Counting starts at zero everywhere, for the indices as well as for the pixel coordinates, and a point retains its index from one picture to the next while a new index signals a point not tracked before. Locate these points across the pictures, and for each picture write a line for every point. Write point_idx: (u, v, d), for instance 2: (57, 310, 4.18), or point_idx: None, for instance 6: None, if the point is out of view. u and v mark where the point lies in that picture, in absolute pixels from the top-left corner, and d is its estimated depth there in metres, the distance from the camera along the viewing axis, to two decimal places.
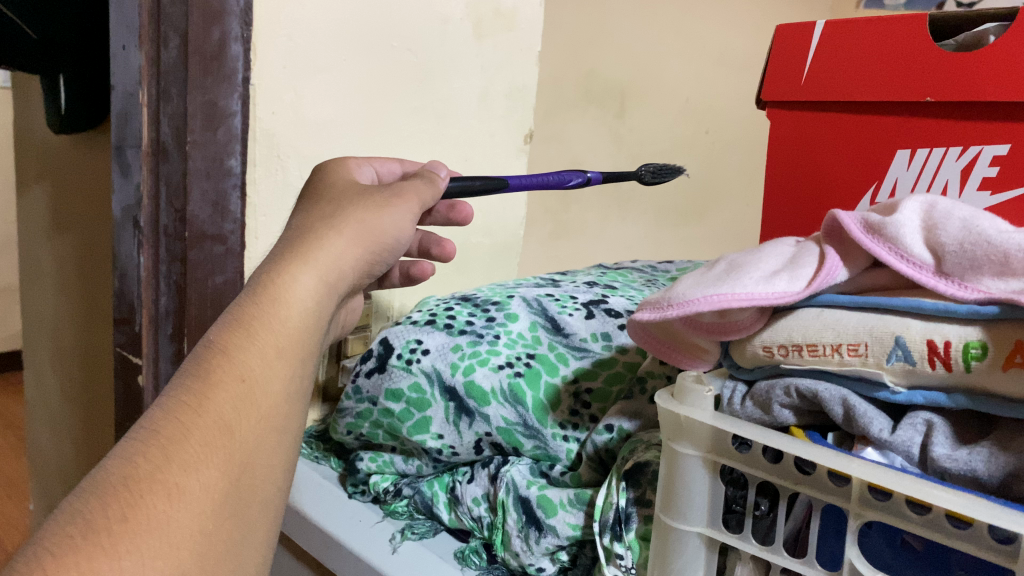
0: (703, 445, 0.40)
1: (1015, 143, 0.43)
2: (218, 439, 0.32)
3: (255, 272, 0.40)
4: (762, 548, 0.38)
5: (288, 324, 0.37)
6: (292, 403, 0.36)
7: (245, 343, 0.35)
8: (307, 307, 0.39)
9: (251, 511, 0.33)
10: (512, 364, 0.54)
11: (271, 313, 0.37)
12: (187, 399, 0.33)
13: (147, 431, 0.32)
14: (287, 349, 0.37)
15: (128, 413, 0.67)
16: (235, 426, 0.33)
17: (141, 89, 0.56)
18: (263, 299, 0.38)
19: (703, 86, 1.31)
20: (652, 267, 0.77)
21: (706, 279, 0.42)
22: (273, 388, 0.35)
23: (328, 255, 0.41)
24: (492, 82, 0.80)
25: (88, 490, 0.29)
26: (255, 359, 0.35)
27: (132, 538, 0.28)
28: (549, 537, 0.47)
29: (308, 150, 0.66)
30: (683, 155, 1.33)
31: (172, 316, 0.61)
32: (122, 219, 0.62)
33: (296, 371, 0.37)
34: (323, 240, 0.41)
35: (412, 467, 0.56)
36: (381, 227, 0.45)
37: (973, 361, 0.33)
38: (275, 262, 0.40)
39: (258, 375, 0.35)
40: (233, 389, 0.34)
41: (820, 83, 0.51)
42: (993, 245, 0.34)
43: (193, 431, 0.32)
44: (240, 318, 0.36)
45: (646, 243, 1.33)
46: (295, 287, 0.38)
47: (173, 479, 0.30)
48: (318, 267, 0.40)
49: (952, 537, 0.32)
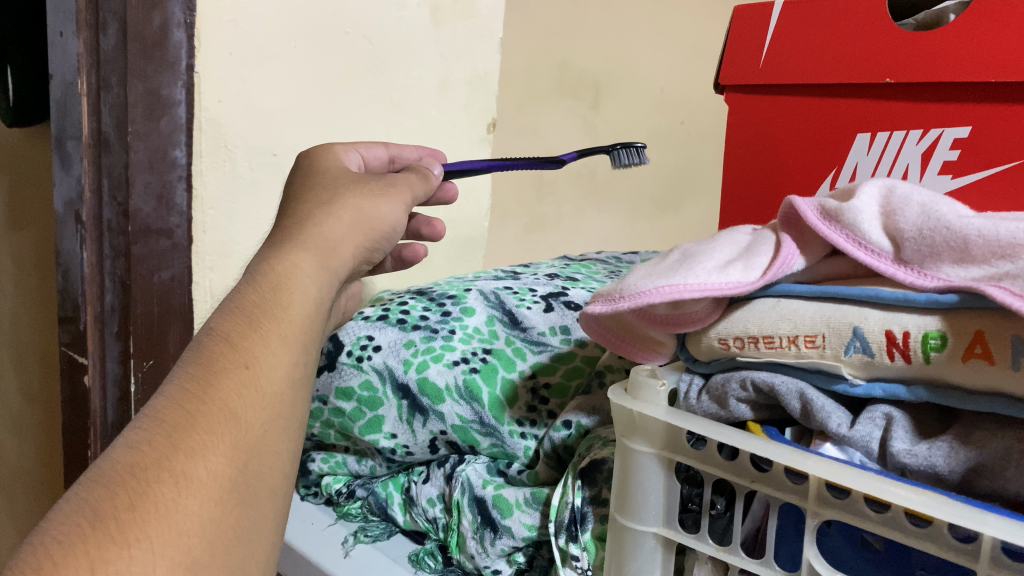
0: (657, 442, 0.38)
1: (977, 125, 0.42)
2: (223, 425, 0.31)
3: (252, 260, 0.41)
4: (719, 549, 0.37)
5: (291, 309, 0.37)
6: (296, 390, 0.36)
7: (248, 331, 0.35)
8: (308, 295, 0.39)
9: (260, 499, 0.32)
10: (468, 359, 0.52)
11: (273, 300, 0.37)
12: (191, 387, 0.33)
13: (154, 419, 0.31)
14: (291, 334, 0.36)
15: (74, 414, 0.64)
16: (241, 413, 0.32)
17: (79, 78, 0.55)
18: (265, 286, 0.38)
19: (675, 76, 1.30)
20: (617, 257, 0.75)
21: (658, 269, 0.40)
22: (277, 374, 0.35)
23: (326, 240, 0.42)
24: (452, 69, 0.78)
25: (96, 478, 0.29)
26: (259, 346, 0.35)
27: (141, 525, 0.27)
28: (505, 538, 0.45)
29: (257, 141, 0.63)
30: (656, 146, 1.31)
31: (118, 313, 0.59)
32: (64, 213, 0.59)
33: (298, 358, 0.36)
34: (321, 227, 0.42)
35: (365, 467, 0.54)
36: (378, 214, 0.46)
37: (932, 352, 0.32)
38: (276, 249, 0.40)
39: (262, 362, 0.34)
40: (238, 376, 0.33)
41: (778, 66, 0.49)
42: (952, 232, 0.33)
43: (199, 418, 0.31)
44: (242, 306, 0.36)
45: (620, 235, 1.31)
46: (296, 272, 0.39)
47: (181, 466, 0.29)
48: (316, 253, 0.41)
49: (912, 537, 0.31)
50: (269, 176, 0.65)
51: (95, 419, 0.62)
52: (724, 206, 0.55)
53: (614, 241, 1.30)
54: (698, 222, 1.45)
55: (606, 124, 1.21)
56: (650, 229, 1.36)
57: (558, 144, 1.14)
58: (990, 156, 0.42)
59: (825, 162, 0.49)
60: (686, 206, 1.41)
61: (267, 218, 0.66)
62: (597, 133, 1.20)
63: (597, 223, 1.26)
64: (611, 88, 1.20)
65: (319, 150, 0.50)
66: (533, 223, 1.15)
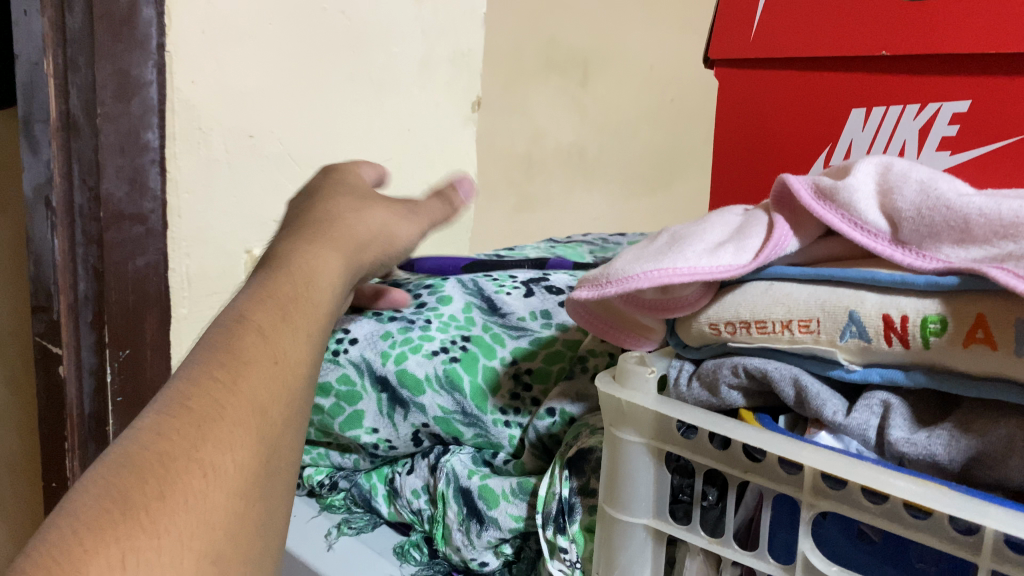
0: (646, 431, 0.37)
1: (976, 99, 0.40)
2: (250, 417, 0.30)
3: (273, 250, 0.41)
4: (711, 541, 0.35)
5: (319, 302, 0.37)
6: (310, 384, 0.34)
7: (277, 322, 0.34)
8: (332, 286, 0.39)
9: (275, 492, 0.30)
10: (448, 348, 0.50)
11: (301, 291, 0.37)
12: (218, 374, 0.31)
13: (178, 406, 0.29)
14: (313, 330, 0.36)
15: (50, 408, 0.62)
16: (267, 406, 0.31)
17: (45, 58, 0.52)
18: (293, 274, 0.38)
19: (662, 52, 1.28)
20: (605, 239, 0.73)
21: (647, 251, 0.39)
22: (299, 365, 0.34)
23: (359, 228, 0.44)
24: (433, 47, 0.76)
25: (122, 463, 0.27)
26: (285, 339, 0.34)
27: (170, 514, 0.25)
28: (491, 530, 0.44)
29: (233, 122, 0.61)
30: (645, 125, 1.29)
31: (91, 302, 0.58)
32: (33, 199, 0.57)
33: (315, 354, 0.35)
34: (326, 247, 0.41)
35: (349, 461, 0.53)
36: (368, 233, 0.45)
37: (931, 336, 0.31)
38: (299, 243, 0.41)
39: (287, 355, 0.33)
40: (265, 368, 0.32)
41: (769, 40, 0.48)
42: (953, 211, 0.31)
43: (228, 410, 0.29)
44: (269, 296, 0.36)
45: (611, 217, 1.29)
46: (324, 266, 0.40)
47: (209, 458, 0.28)
48: (352, 239, 0.43)
49: (911, 529, 0.30)
50: (244, 159, 0.63)
51: (71, 411, 0.60)
52: (719, 184, 0.53)
53: (604, 221, 1.28)
54: (688, 201, 1.43)
55: (594, 102, 1.19)
56: (639, 209, 1.34)
57: (546, 123, 1.12)
58: (990, 131, 0.40)
59: (817, 139, 0.47)
60: (676, 186, 1.40)
61: (245, 203, 0.64)
62: (585, 111, 1.18)
63: (586, 203, 1.24)
64: (598, 65, 1.18)
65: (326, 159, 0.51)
66: (521, 203, 1.13)
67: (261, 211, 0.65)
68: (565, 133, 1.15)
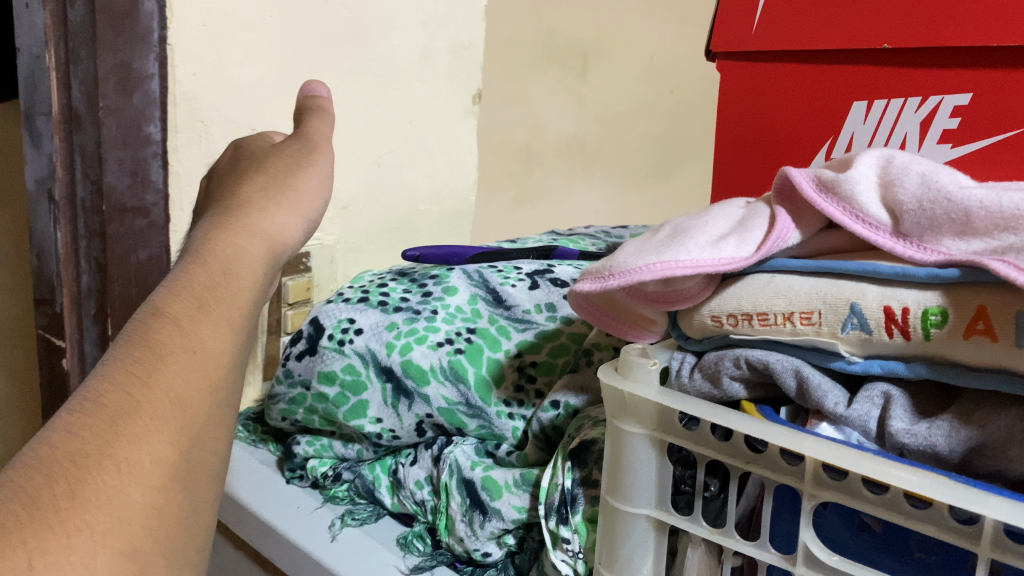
0: (649, 423, 0.37)
1: (977, 92, 0.41)
2: (169, 410, 0.29)
3: (189, 245, 0.40)
4: (713, 532, 0.36)
5: (239, 293, 0.36)
6: (237, 372, 0.33)
7: (196, 314, 0.33)
8: (252, 274, 0.38)
9: (202, 484, 0.29)
10: (453, 340, 0.50)
11: (220, 282, 0.36)
12: (133, 367, 0.30)
13: (93, 403, 0.28)
14: (235, 320, 0.35)
15: (54, 400, 0.63)
16: (188, 397, 0.30)
17: (47, 52, 0.53)
18: (212, 266, 0.37)
19: (661, 43, 1.28)
20: (605, 231, 0.71)
21: (649, 244, 0.39)
22: (221, 355, 0.32)
23: (276, 215, 0.44)
24: (434, 38, 0.75)
25: (30, 464, 0.25)
26: (205, 330, 0.33)
27: (81, 514, 0.24)
28: (494, 521, 0.44)
29: (234, 115, 0.61)
30: (644, 116, 1.29)
31: (95, 295, 0.58)
32: (36, 193, 0.57)
33: (241, 343, 0.34)
34: (234, 241, 0.40)
35: (352, 451, 0.53)
36: (276, 224, 0.43)
37: (932, 328, 0.31)
38: (215, 235, 0.40)
39: (208, 348, 0.32)
40: (185, 360, 0.31)
41: (772, 32, 0.48)
42: (954, 203, 0.31)
43: (145, 403, 0.28)
44: (187, 288, 0.35)
45: (610, 208, 1.29)
46: (241, 254, 0.39)
47: (124, 453, 0.26)
48: (265, 232, 0.42)
49: (910, 519, 0.30)
50: None
51: None
52: (721, 176, 0.53)
53: (603, 213, 1.28)
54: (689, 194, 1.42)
55: (592, 92, 1.19)
56: (639, 200, 1.34)
57: (544, 115, 1.13)
58: (991, 125, 0.40)
59: (819, 132, 0.47)
60: (676, 178, 1.40)
61: None
62: (584, 103, 1.19)
63: (584, 195, 1.24)
64: (597, 57, 1.18)
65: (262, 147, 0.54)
66: (520, 195, 1.13)
67: None
68: (564, 124, 1.16)
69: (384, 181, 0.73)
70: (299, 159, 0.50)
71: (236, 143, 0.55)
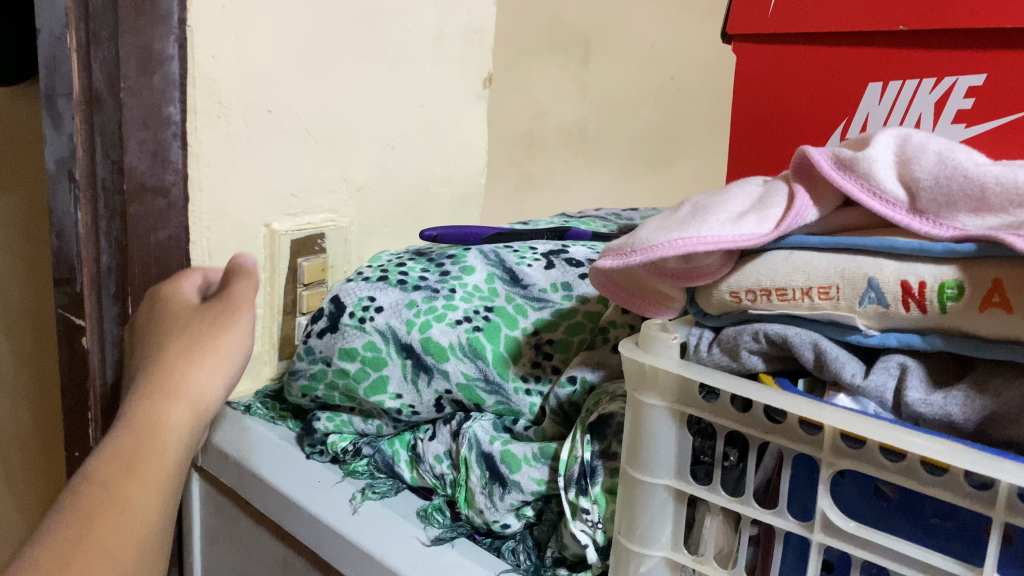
0: (669, 395, 0.38)
1: (992, 74, 0.41)
2: (97, 563, 0.43)
3: (125, 410, 0.51)
4: (732, 501, 0.37)
5: (166, 459, 0.49)
6: (160, 523, 0.48)
7: (127, 475, 0.47)
8: (180, 435, 0.51)
9: None
10: (471, 318, 0.51)
11: (145, 450, 0.48)
12: (69, 533, 0.44)
13: (45, 550, 0.43)
14: (154, 479, 0.48)
15: (74, 379, 0.63)
16: (115, 552, 0.45)
17: (68, 33, 0.53)
18: (143, 433, 0.49)
19: (669, 32, 1.28)
20: (615, 212, 0.70)
21: (670, 221, 0.39)
22: (146, 517, 0.47)
23: (197, 386, 0.53)
24: (446, 23, 0.75)
25: None
26: (133, 492, 0.47)
27: None
28: (514, 493, 0.46)
29: (251, 98, 0.61)
30: (646, 103, 1.30)
31: (114, 274, 0.59)
32: (56, 172, 0.58)
33: (165, 495, 0.49)
34: (166, 415, 0.50)
35: (372, 426, 0.54)
36: (198, 388, 0.53)
37: (948, 301, 0.32)
38: (143, 404, 0.50)
39: (134, 508, 0.46)
40: (113, 517, 0.45)
41: (787, 14, 0.49)
42: (969, 180, 0.32)
43: (74, 563, 0.42)
44: (122, 456, 0.48)
45: (610, 195, 1.32)
46: (168, 425, 0.50)
47: None
48: (187, 404, 0.52)
49: (926, 484, 0.31)
50: (262, 133, 0.62)
51: (94, 382, 0.61)
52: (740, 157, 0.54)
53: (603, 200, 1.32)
54: (698, 180, 1.40)
55: (596, 81, 1.24)
56: (640, 186, 1.35)
57: (547, 103, 1.20)
58: (1006, 105, 0.41)
59: (836, 112, 0.48)
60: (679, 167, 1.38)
61: (263, 176, 0.63)
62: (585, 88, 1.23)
63: (586, 182, 1.29)
64: (601, 43, 1.22)
65: (172, 288, 0.57)
66: (522, 182, 1.20)
67: (283, 188, 0.65)
68: (566, 112, 1.23)
69: (396, 164, 0.74)
70: (221, 315, 0.56)
71: (152, 293, 0.57)
